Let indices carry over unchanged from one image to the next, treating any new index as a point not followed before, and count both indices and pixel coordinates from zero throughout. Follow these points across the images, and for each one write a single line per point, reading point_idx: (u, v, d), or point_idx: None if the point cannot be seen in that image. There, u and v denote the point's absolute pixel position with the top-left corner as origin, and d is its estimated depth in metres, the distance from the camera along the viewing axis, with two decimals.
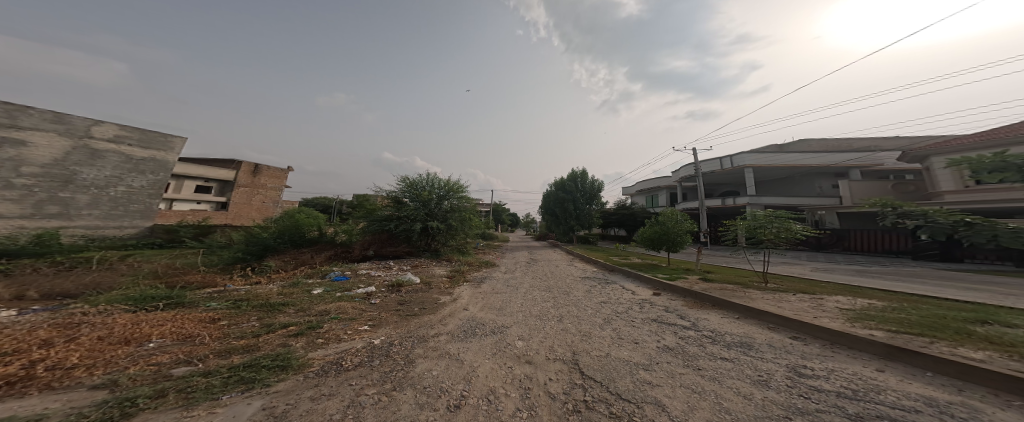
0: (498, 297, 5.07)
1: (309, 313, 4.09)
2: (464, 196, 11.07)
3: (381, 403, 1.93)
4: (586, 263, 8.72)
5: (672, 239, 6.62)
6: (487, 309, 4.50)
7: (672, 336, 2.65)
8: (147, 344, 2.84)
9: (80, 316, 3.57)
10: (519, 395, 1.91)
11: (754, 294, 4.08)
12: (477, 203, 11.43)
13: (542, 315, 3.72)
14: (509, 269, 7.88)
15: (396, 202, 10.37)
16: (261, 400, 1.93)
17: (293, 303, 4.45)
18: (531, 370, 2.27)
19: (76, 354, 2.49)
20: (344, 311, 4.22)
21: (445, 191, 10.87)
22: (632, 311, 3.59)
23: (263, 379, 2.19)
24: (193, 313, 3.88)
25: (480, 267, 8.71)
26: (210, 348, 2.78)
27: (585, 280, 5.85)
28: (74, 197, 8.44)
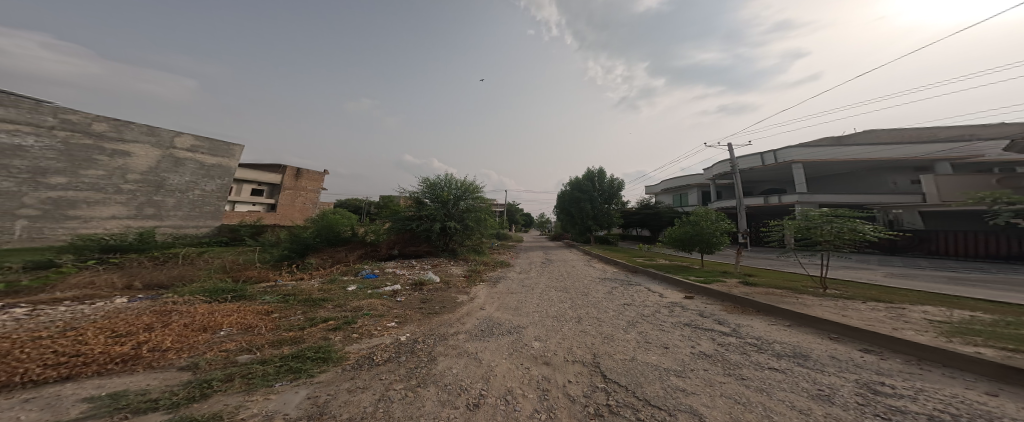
0: (514, 297, 5.07)
1: (345, 308, 4.27)
2: (480, 197, 11.17)
3: (408, 399, 1.96)
4: (608, 264, 8.58)
5: (706, 240, 6.34)
6: (505, 309, 4.51)
7: (709, 342, 2.55)
8: (220, 332, 3.08)
9: (171, 305, 3.88)
10: (537, 397, 1.90)
11: (808, 300, 3.87)
12: (492, 203, 11.51)
13: (558, 315, 3.68)
14: (525, 269, 7.85)
15: (420, 202, 10.61)
16: (307, 390, 2.02)
17: (332, 299, 4.66)
18: (548, 371, 2.25)
19: (170, 338, 2.71)
20: (374, 308, 4.38)
21: (462, 192, 10.98)
22: (660, 314, 3.49)
23: (308, 369, 2.30)
24: (253, 305, 4.14)
25: (496, 266, 8.73)
26: (266, 338, 2.95)
27: (606, 281, 5.76)
28: (164, 200, 11.30)
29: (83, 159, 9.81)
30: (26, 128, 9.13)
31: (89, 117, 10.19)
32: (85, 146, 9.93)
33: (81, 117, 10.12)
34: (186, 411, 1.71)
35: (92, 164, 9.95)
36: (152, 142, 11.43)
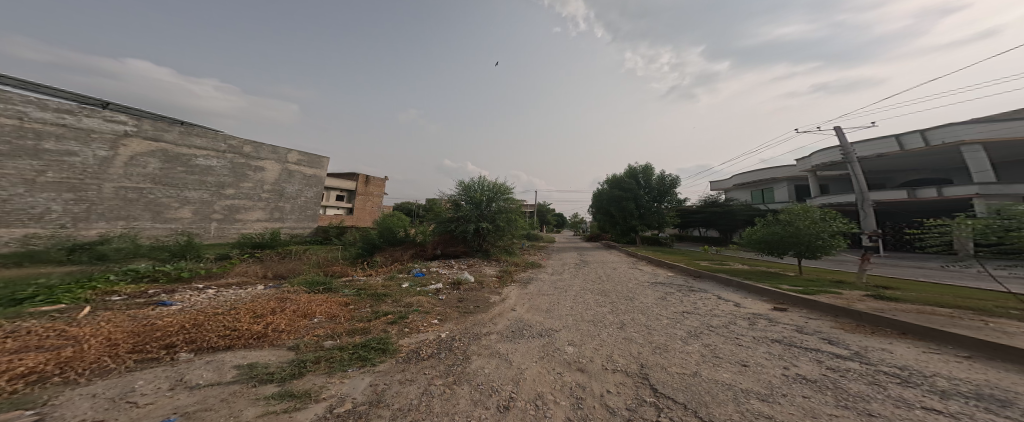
0: (546, 299, 4.98)
1: (400, 304, 4.50)
2: (510, 197, 11.21)
3: (445, 395, 1.99)
4: (656, 267, 8.19)
5: (805, 242, 5.58)
6: (534, 310, 4.48)
7: (814, 365, 2.18)
8: (314, 319, 3.47)
9: (285, 294, 4.56)
10: (570, 405, 1.82)
11: (1013, 328, 2.90)
12: (522, 203, 11.51)
13: (596, 320, 3.53)
14: (557, 270, 7.69)
15: (459, 204, 10.91)
16: (370, 378, 2.18)
17: (390, 294, 4.97)
18: (582, 379, 2.16)
19: (284, 322, 3.17)
20: (422, 304, 4.54)
21: (495, 194, 11.10)
22: (736, 327, 3.17)
23: (372, 358, 2.49)
24: (335, 297, 4.57)
25: (527, 267, 8.68)
26: (343, 327, 3.27)
27: (656, 286, 5.46)
28: (285, 205, 14.61)
29: (241, 175, 13.02)
30: (211, 153, 12.22)
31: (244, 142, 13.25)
32: (241, 164, 13.09)
33: (241, 143, 13.20)
34: (289, 385, 2.00)
35: (245, 178, 13.14)
36: (276, 159, 14.48)
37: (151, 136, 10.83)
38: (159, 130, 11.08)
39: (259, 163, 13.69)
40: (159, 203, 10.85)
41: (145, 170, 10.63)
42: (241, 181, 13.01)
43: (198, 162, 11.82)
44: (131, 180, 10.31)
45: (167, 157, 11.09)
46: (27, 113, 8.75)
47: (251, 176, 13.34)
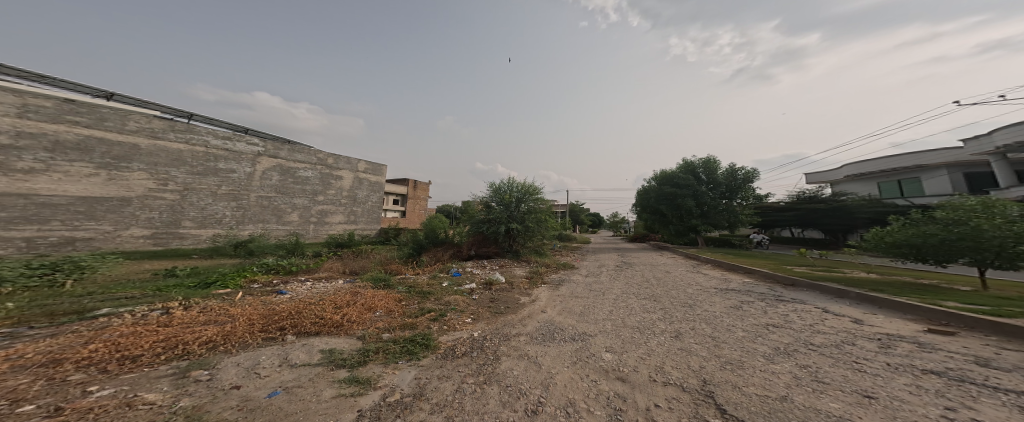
0: (580, 302, 4.80)
1: (441, 301, 4.65)
2: (540, 198, 11.13)
3: (476, 394, 1.97)
4: (710, 272, 7.52)
5: (975, 251, 4.11)
6: (565, 312, 4.36)
7: (1010, 412, 1.55)
8: (376, 313, 3.91)
9: (356, 289, 5.30)
10: (607, 416, 1.69)
11: None
12: (552, 203, 11.34)
13: (642, 328, 3.29)
14: (590, 272, 7.44)
15: (490, 205, 11.01)
16: (415, 372, 2.32)
17: (433, 292, 5.21)
18: (624, 390, 2.01)
19: (358, 314, 3.66)
20: (458, 303, 4.62)
21: (523, 195, 11.04)
22: (853, 346, 2.57)
23: (418, 352, 2.67)
24: (393, 294, 5.00)
25: (559, 268, 8.55)
26: (396, 322, 3.57)
27: (717, 293, 4.99)
28: (357, 209, 17.76)
29: (326, 184, 16.21)
30: (308, 165, 15.47)
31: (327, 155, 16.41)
32: (328, 175, 16.36)
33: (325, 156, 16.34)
34: (357, 372, 2.31)
35: (329, 185, 16.32)
36: (348, 168, 17.51)
37: (274, 155, 14.09)
38: (276, 149, 14.20)
39: (336, 172, 16.65)
40: (279, 208, 14.07)
41: (270, 182, 13.85)
42: (326, 188, 16.16)
43: (301, 174, 15.05)
44: (265, 191, 13.61)
45: (282, 171, 14.32)
46: (209, 142, 11.98)
47: (332, 184, 16.46)
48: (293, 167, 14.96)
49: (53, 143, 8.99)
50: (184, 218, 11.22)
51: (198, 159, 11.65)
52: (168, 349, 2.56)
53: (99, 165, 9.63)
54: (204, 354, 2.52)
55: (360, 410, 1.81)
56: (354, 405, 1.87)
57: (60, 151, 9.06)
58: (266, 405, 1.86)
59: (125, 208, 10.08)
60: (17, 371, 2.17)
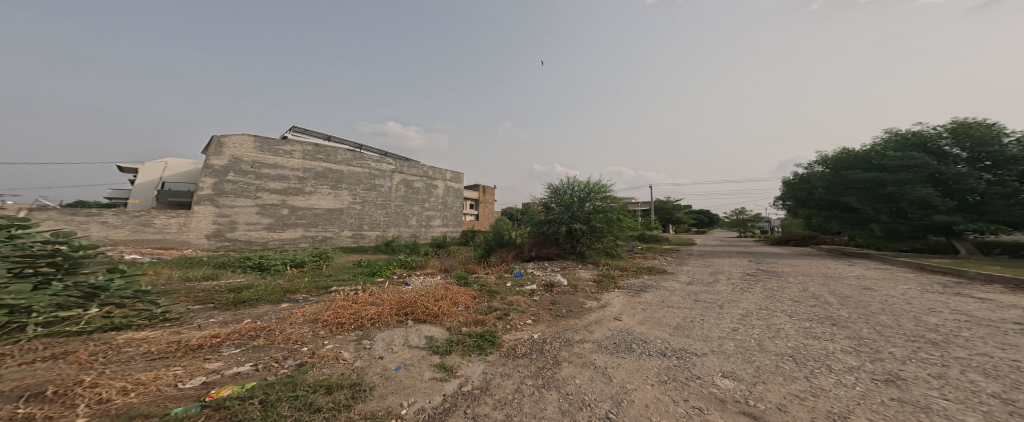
0: (667, 312, 4.30)
1: (504, 302, 5.00)
2: (608, 196, 10.39)
3: (534, 397, 2.32)
4: (858, 281, 5.77)
5: None
6: (659, 326, 3.93)
7: None
8: (460, 307, 4.63)
9: (448, 283, 6.12)
10: None
11: None
12: (623, 201, 10.50)
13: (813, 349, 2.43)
14: (690, 280, 6.18)
15: (550, 206, 10.75)
16: (483, 367, 2.90)
17: (500, 292, 5.54)
18: None
19: (447, 304, 4.54)
20: (519, 304, 4.88)
21: (586, 193, 10.44)
22: None
23: (485, 348, 3.29)
24: (467, 290, 5.58)
25: (639, 272, 7.75)
26: (469, 317, 4.25)
27: (888, 310, 3.74)
28: (450, 214, 21.49)
29: (431, 192, 19.94)
30: (422, 177, 19.30)
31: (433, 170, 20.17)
32: (434, 184, 20.20)
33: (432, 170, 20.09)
34: (445, 359, 3.07)
35: (432, 194, 20.02)
36: (443, 178, 20.89)
37: (402, 172, 18.37)
38: (402, 166, 18.37)
39: (436, 182, 20.02)
40: (407, 213, 18.34)
41: (402, 193, 18.29)
42: (431, 196, 19.87)
43: (417, 185, 19.08)
44: (400, 200, 18.07)
45: (407, 185, 18.50)
46: (370, 164, 16.72)
47: (434, 193, 20.07)
48: (413, 179, 18.97)
49: (316, 173, 14.77)
50: (366, 224, 16.46)
51: (366, 179, 16.59)
52: (358, 317, 4.03)
53: (332, 186, 15.22)
54: (368, 325, 3.85)
55: (445, 394, 2.48)
56: (441, 390, 2.53)
57: (319, 179, 14.85)
58: (395, 375, 2.77)
59: (343, 217, 15.65)
60: (308, 324, 3.93)
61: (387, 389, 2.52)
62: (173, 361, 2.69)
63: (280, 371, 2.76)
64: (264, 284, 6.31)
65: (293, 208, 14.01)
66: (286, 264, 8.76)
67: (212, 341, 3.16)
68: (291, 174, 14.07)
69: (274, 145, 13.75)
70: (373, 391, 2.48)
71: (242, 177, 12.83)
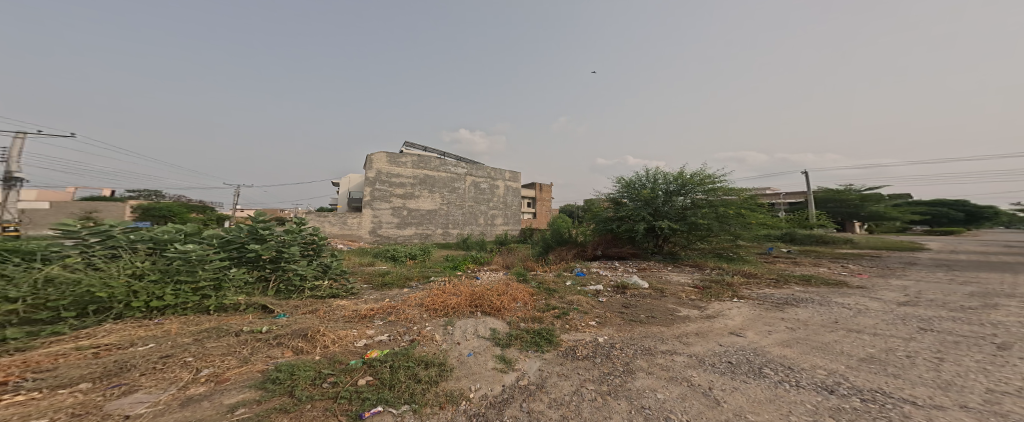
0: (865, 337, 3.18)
1: (564, 300, 5.33)
2: (710, 189, 9.02)
3: (597, 402, 2.23)
4: None
5: None
6: (834, 355, 2.95)
7: None
8: (518, 303, 4.91)
9: (509, 281, 6.48)
10: None
11: None
12: (744, 193, 9.05)
13: None
14: (900, 299, 4.44)
15: (613, 204, 10.34)
16: (539, 364, 3.02)
17: (557, 290, 5.97)
18: None
19: (510, 299, 4.94)
20: (581, 304, 5.13)
21: (677, 186, 9.31)
22: None
23: (542, 346, 3.40)
24: (524, 286, 6.01)
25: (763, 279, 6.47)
26: (525, 313, 4.49)
27: None
28: (508, 212, 24.06)
29: (491, 191, 22.93)
30: (484, 179, 22.54)
31: (494, 172, 23.13)
32: (495, 185, 23.21)
33: (493, 171, 23.10)
34: (505, 352, 3.27)
35: (492, 194, 22.98)
36: (501, 179, 23.78)
37: (472, 175, 21.83)
38: (472, 169, 21.72)
39: (496, 183, 23.05)
40: (474, 212, 21.60)
41: (472, 194, 21.66)
42: (493, 196, 22.97)
43: (482, 186, 22.34)
44: (471, 201, 21.50)
45: (474, 187, 21.92)
46: (453, 170, 20.56)
47: (495, 193, 23.06)
48: (478, 180, 22.17)
49: (421, 179, 19.13)
50: (448, 223, 20.09)
51: (447, 182, 20.31)
52: (445, 306, 4.45)
53: (429, 190, 19.46)
54: (451, 313, 4.26)
55: (504, 384, 2.61)
56: (500, 380, 2.68)
57: (423, 185, 19.17)
58: (466, 360, 3.03)
59: (436, 217, 19.62)
60: (416, 308, 4.48)
61: (460, 372, 2.76)
62: (351, 327, 3.50)
63: (400, 343, 3.22)
64: (395, 272, 7.51)
65: (407, 210, 18.58)
66: (408, 256, 10.73)
67: (373, 312, 4.07)
68: (406, 181, 18.61)
69: (402, 159, 18.55)
70: (450, 373, 2.72)
71: (385, 186, 17.92)
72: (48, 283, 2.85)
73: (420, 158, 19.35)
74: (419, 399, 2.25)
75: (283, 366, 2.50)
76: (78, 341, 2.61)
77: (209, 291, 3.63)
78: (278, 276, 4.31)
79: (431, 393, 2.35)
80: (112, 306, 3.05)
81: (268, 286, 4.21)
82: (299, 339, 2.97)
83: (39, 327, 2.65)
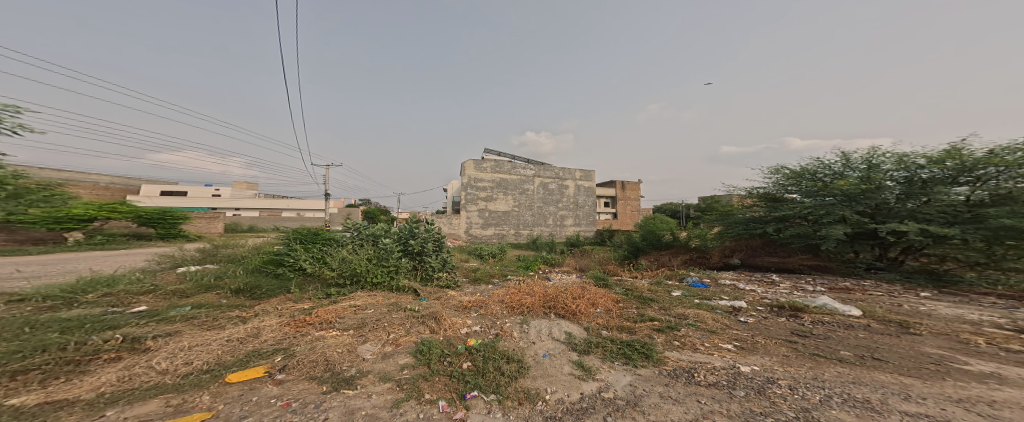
0: None
1: (671, 313, 5.28)
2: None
3: None
4: None
5: None
6: None
7: None
8: (598, 309, 5.32)
9: (587, 284, 6.98)
10: None
11: None
12: None
13: None
14: None
15: (766, 204, 7.88)
16: (631, 378, 3.01)
17: (657, 301, 5.97)
18: None
19: (599, 303, 5.52)
20: (703, 321, 4.78)
21: (952, 171, 5.38)
22: None
23: (635, 360, 3.40)
24: (611, 293, 6.43)
25: None
26: (613, 322, 4.74)
27: None
28: (580, 212, 24.32)
29: (560, 192, 23.77)
30: (553, 179, 23.58)
31: (562, 173, 23.98)
32: (565, 185, 24.01)
33: (561, 172, 23.96)
34: (583, 359, 3.48)
35: (561, 194, 23.75)
36: (571, 179, 24.37)
37: (541, 177, 22.96)
38: (540, 170, 22.95)
39: (565, 182, 23.85)
40: (543, 212, 22.76)
41: (540, 195, 22.85)
42: (563, 197, 23.71)
43: (550, 186, 23.32)
44: (540, 202, 22.72)
45: (546, 188, 23.15)
46: (523, 172, 22.27)
47: (564, 193, 23.84)
48: (546, 181, 23.22)
49: (499, 182, 21.50)
50: (520, 225, 21.83)
51: (519, 183, 22.07)
52: (522, 304, 5.28)
53: (503, 192, 21.54)
54: (526, 312, 5.03)
55: (583, 393, 2.70)
56: (579, 387, 2.82)
57: (501, 188, 21.41)
58: (542, 361, 3.41)
59: (509, 218, 21.60)
60: (498, 304, 5.50)
61: (537, 372, 3.13)
62: (457, 316, 4.90)
63: (487, 335, 4.13)
64: (483, 268, 9.31)
65: (492, 212, 21.12)
66: (489, 255, 12.10)
67: (471, 304, 5.43)
68: (488, 185, 21.15)
69: (485, 166, 21.16)
70: (527, 371, 3.14)
71: (474, 190, 20.74)
72: (342, 259, 6.37)
73: (497, 163, 21.46)
74: (503, 392, 2.70)
75: (423, 341, 3.74)
76: (347, 302, 5.43)
77: (392, 272, 6.36)
78: (421, 264, 6.92)
79: (512, 388, 2.76)
80: (360, 283, 6.16)
81: (418, 273, 6.83)
82: (429, 323, 4.40)
83: (338, 290, 5.92)
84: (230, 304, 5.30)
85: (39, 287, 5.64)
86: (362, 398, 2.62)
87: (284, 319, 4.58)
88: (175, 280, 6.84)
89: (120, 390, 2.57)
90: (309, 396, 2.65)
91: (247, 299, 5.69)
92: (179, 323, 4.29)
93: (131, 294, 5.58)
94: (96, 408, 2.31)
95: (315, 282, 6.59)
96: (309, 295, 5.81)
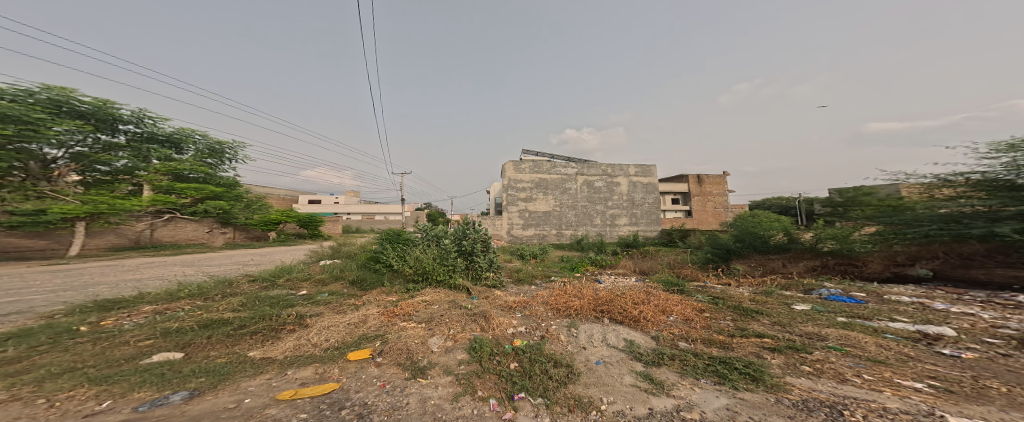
0: None
1: (792, 331, 4.02)
2: None
3: None
4: None
5: None
6: None
7: None
8: (670, 317, 4.46)
9: (651, 289, 6.12)
10: None
11: None
12: None
13: None
14: None
15: (995, 195, 4.96)
16: (726, 399, 2.25)
17: (767, 314, 4.69)
18: None
19: (674, 310, 4.66)
20: (851, 345, 3.49)
21: None
22: None
23: (733, 381, 2.52)
24: (691, 301, 5.36)
25: None
26: (699, 334, 3.82)
27: None
28: (637, 211, 22.20)
29: (612, 190, 22.11)
30: (603, 177, 22.09)
31: (612, 171, 22.30)
32: (617, 181, 22.25)
33: (609, 169, 22.29)
34: (652, 372, 2.79)
35: (613, 192, 22.07)
36: (624, 175, 22.47)
37: (584, 175, 21.79)
38: (583, 168, 21.76)
39: (615, 179, 22.11)
40: (590, 212, 21.42)
41: (585, 194, 21.61)
42: (613, 194, 21.97)
43: (597, 184, 21.82)
44: (585, 200, 21.47)
45: (593, 187, 21.79)
46: (565, 171, 21.48)
47: (616, 190, 22.10)
48: (591, 179, 21.88)
49: (540, 182, 21.10)
50: (562, 224, 20.98)
51: (561, 183, 21.35)
52: (569, 307, 4.75)
53: (545, 192, 21.06)
54: (574, 315, 4.48)
55: (652, 409, 2.16)
56: (647, 403, 2.24)
57: (542, 188, 21.04)
58: (595, 369, 2.86)
59: (551, 218, 20.93)
60: (543, 306, 5.07)
61: (590, 380, 2.61)
62: (503, 315, 4.60)
63: (532, 337, 3.71)
64: (526, 268, 8.96)
65: (539, 212, 20.76)
66: (532, 255, 11.70)
67: (516, 305, 5.11)
68: (530, 186, 20.93)
69: (526, 168, 21.05)
70: (578, 377, 2.65)
71: (514, 192, 20.65)
72: (413, 258, 6.77)
73: (535, 164, 21.23)
74: (551, 396, 2.31)
75: (477, 340, 3.46)
76: (420, 296, 5.65)
77: (449, 273, 6.50)
78: (473, 265, 6.94)
79: (562, 394, 2.35)
80: (430, 282, 6.44)
81: (471, 273, 6.88)
82: (481, 321, 4.17)
83: (411, 286, 6.25)
84: (349, 293, 6.15)
85: (260, 271, 7.37)
86: (431, 388, 2.49)
87: (374, 309, 4.94)
88: (321, 271, 8.18)
89: (294, 355, 3.20)
90: (397, 380, 2.67)
91: (359, 290, 6.44)
92: (322, 307, 5.07)
93: (298, 280, 6.91)
94: (284, 367, 2.92)
95: (400, 278, 6.91)
96: (396, 289, 6.34)
